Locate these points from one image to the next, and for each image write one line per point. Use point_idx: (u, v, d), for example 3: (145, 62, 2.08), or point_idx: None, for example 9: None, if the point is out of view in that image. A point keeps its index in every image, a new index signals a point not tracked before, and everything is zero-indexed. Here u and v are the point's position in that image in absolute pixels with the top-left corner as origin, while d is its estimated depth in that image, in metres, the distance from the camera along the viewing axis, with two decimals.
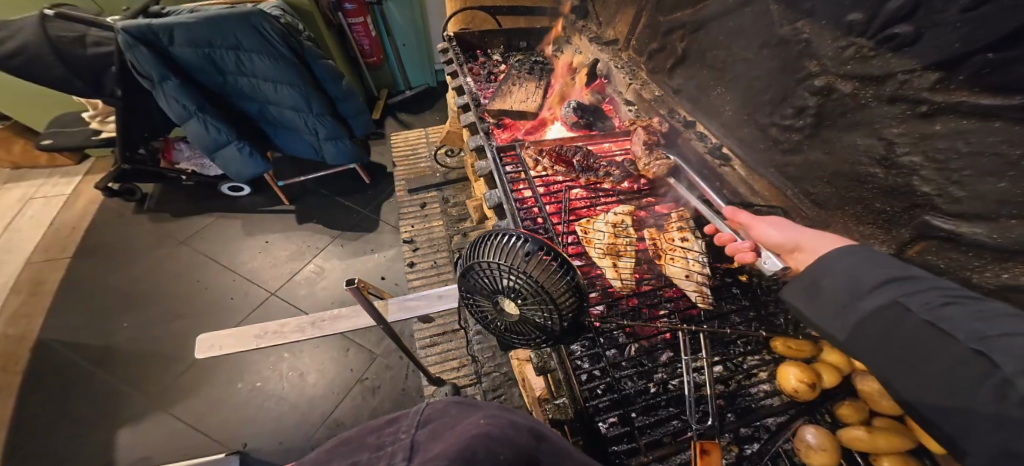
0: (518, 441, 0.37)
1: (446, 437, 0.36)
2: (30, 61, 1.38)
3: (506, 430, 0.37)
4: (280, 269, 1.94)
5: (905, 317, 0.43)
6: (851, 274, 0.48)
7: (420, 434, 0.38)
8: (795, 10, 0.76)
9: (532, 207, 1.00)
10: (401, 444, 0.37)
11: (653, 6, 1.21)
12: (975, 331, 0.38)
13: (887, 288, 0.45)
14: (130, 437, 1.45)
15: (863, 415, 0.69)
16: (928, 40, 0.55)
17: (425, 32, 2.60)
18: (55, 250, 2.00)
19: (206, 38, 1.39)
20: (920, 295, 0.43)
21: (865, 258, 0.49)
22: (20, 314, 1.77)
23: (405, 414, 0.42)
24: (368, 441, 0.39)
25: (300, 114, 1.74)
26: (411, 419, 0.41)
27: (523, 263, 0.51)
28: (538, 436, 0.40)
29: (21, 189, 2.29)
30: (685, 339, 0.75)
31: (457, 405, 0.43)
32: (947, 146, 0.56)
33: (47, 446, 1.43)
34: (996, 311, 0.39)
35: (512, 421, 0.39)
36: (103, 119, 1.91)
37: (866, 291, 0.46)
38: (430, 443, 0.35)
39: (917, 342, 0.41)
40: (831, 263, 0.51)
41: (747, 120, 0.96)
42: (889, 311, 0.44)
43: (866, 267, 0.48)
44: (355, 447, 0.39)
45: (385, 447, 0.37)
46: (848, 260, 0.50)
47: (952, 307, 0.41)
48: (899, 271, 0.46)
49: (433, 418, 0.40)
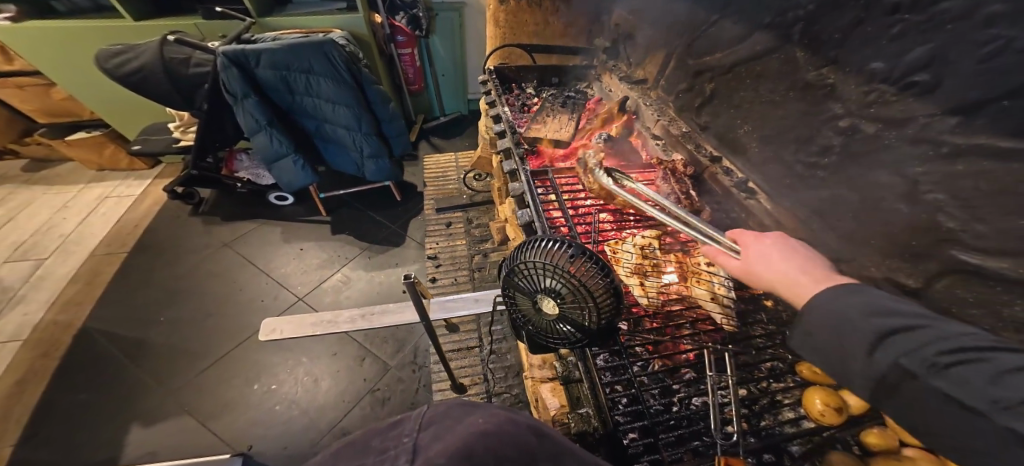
0: (518, 438, 0.40)
1: (447, 436, 0.40)
2: (145, 78, 1.64)
3: (506, 428, 0.41)
4: (312, 275, 2.05)
5: (919, 383, 0.39)
6: (847, 325, 0.45)
7: (422, 437, 0.43)
8: (819, 59, 0.84)
9: (561, 226, 1.07)
10: (404, 446, 0.42)
11: (683, 50, 1.31)
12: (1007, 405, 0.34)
13: (894, 345, 0.41)
14: (149, 427, 1.51)
15: (892, 444, 0.68)
16: (947, 87, 0.61)
17: (464, 65, 2.84)
18: (116, 245, 2.20)
19: (286, 63, 1.61)
20: (921, 352, 0.39)
21: (862, 301, 0.45)
22: (72, 301, 1.93)
23: (408, 419, 0.48)
24: (373, 446, 0.45)
25: (351, 133, 1.92)
26: (415, 422, 0.47)
27: (566, 263, 0.57)
28: (539, 435, 0.42)
29: (100, 188, 2.57)
30: (709, 358, 0.76)
31: (459, 405, 0.48)
32: (970, 185, 0.60)
33: (77, 428, 1.50)
34: (1013, 368, 0.35)
35: (513, 419, 0.43)
36: (184, 130, 2.17)
37: (870, 351, 0.42)
38: (432, 444, 0.40)
39: (939, 413, 0.38)
40: (829, 310, 0.47)
41: (774, 157, 1.01)
42: (896, 378, 0.40)
43: (862, 315, 0.44)
44: (361, 451, 0.45)
45: (390, 450, 0.42)
46: (852, 308, 0.46)
47: (963, 367, 0.36)
48: (902, 319, 0.42)
49: (435, 419, 0.46)
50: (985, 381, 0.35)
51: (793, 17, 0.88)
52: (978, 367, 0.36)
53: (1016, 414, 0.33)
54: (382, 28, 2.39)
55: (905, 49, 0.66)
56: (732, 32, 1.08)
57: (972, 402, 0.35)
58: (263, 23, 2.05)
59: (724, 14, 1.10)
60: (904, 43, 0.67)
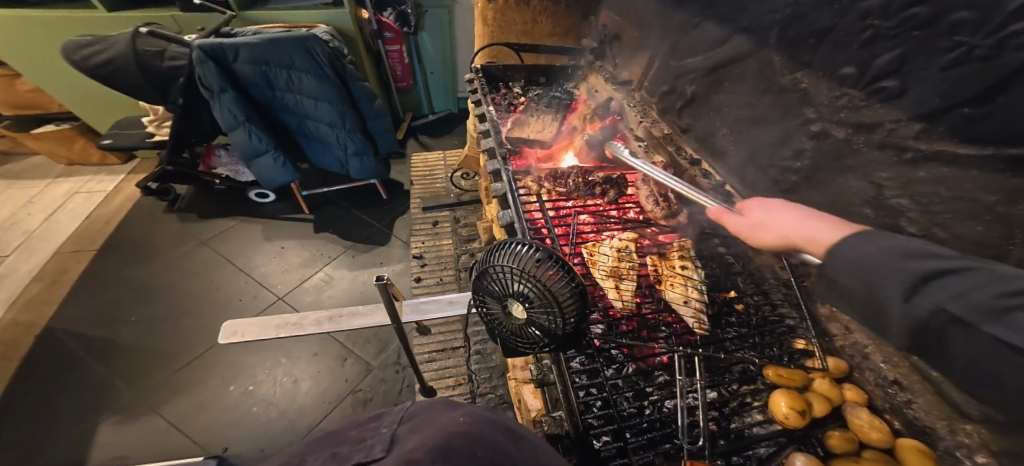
0: (494, 437, 0.39)
1: (425, 431, 0.40)
2: (115, 70, 1.58)
3: (484, 427, 0.40)
4: (291, 274, 2.00)
5: (967, 333, 0.38)
6: (875, 274, 0.45)
7: (401, 430, 0.43)
8: (795, 63, 0.85)
9: (541, 228, 1.06)
10: (382, 437, 0.41)
11: (666, 53, 1.32)
12: None
13: (933, 291, 0.41)
14: (114, 431, 1.45)
15: (852, 445, 0.70)
16: (913, 94, 0.62)
17: (452, 62, 2.80)
18: (85, 242, 2.11)
19: (265, 58, 1.56)
20: (970, 295, 0.38)
21: (889, 246, 0.45)
22: (37, 301, 1.84)
23: (390, 414, 0.47)
24: (351, 435, 0.44)
25: (334, 130, 1.88)
26: (396, 416, 0.46)
27: (533, 267, 0.57)
28: (519, 437, 0.42)
29: (70, 183, 2.46)
30: (680, 361, 0.78)
31: (440, 403, 0.48)
32: (931, 191, 0.61)
33: (36, 434, 1.43)
34: None
35: (493, 420, 0.42)
36: (159, 124, 2.10)
37: (908, 300, 0.42)
38: (410, 437, 0.40)
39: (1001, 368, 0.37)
40: (863, 262, 0.47)
41: (751, 160, 1.02)
42: (939, 325, 0.40)
43: (894, 260, 0.44)
44: (338, 439, 0.44)
45: (367, 439, 0.42)
46: (882, 252, 0.46)
47: (1018, 313, 0.35)
48: (946, 263, 0.41)
49: (415, 415, 0.45)
50: None
51: (772, 21, 0.89)
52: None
53: None
54: (368, 24, 2.35)
55: (875, 54, 0.67)
56: (713, 34, 1.09)
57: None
58: (244, 16, 1.99)
59: (707, 17, 1.10)
60: (874, 49, 0.68)
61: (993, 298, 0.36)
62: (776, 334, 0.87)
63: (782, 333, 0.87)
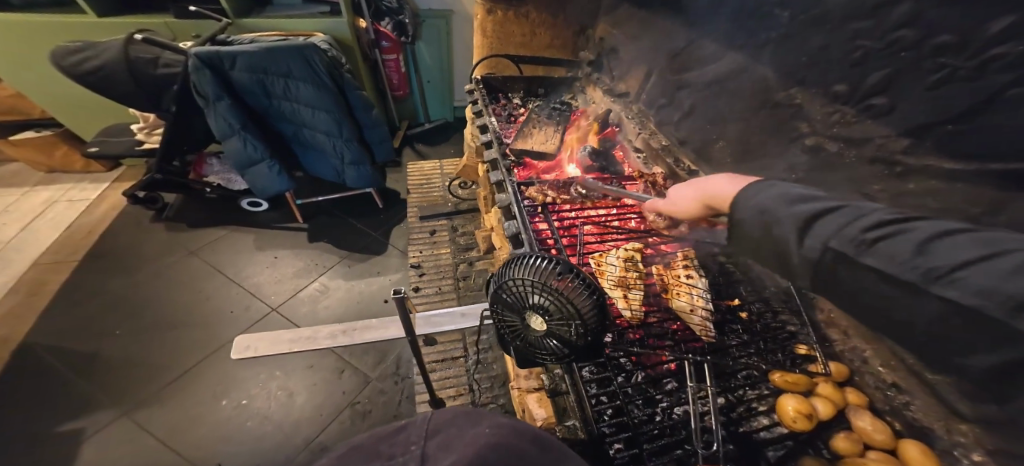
0: (521, 449, 0.40)
1: (456, 446, 0.41)
2: (106, 77, 1.55)
3: (510, 440, 0.41)
4: (285, 284, 1.97)
5: (851, 264, 0.45)
6: (771, 223, 0.53)
7: (430, 444, 0.44)
8: (789, 79, 0.89)
9: (547, 239, 1.08)
10: (412, 454, 0.43)
11: (663, 67, 1.36)
12: (930, 270, 0.39)
13: (819, 229, 0.48)
14: (96, 450, 1.38)
15: (857, 446, 0.74)
16: (901, 111, 0.66)
17: (449, 71, 2.82)
18: (66, 252, 2.04)
19: (263, 66, 1.56)
20: (844, 233, 0.45)
21: (782, 193, 0.54)
22: (14, 314, 1.77)
23: (413, 426, 0.48)
24: (380, 449, 0.45)
25: (331, 139, 1.87)
26: (420, 429, 0.47)
27: (554, 280, 0.58)
28: (543, 445, 0.43)
29: (51, 191, 2.38)
30: (689, 368, 0.79)
31: (463, 415, 0.49)
32: (920, 203, 0.65)
33: (12, 454, 1.36)
34: (933, 232, 0.41)
35: (516, 431, 0.44)
36: (149, 131, 2.05)
37: (801, 240, 0.49)
38: (439, 454, 0.41)
39: (880, 292, 0.44)
40: (762, 213, 0.54)
41: (746, 171, 1.05)
42: (828, 259, 0.47)
43: (781, 206, 0.52)
44: (367, 453, 0.45)
45: (398, 457, 0.43)
46: (772, 197, 0.55)
47: (885, 241, 0.42)
48: (828, 205, 0.49)
49: (440, 428, 0.46)
50: (907, 249, 0.41)
51: (766, 39, 0.93)
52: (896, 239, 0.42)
53: (953, 282, 0.37)
54: (366, 33, 2.36)
55: (865, 73, 0.72)
56: (710, 50, 1.13)
57: (899, 275, 0.41)
58: (240, 24, 1.98)
59: (703, 33, 1.15)
60: (864, 68, 0.72)
61: (862, 231, 0.44)
62: (779, 340, 0.90)
63: (784, 339, 0.90)
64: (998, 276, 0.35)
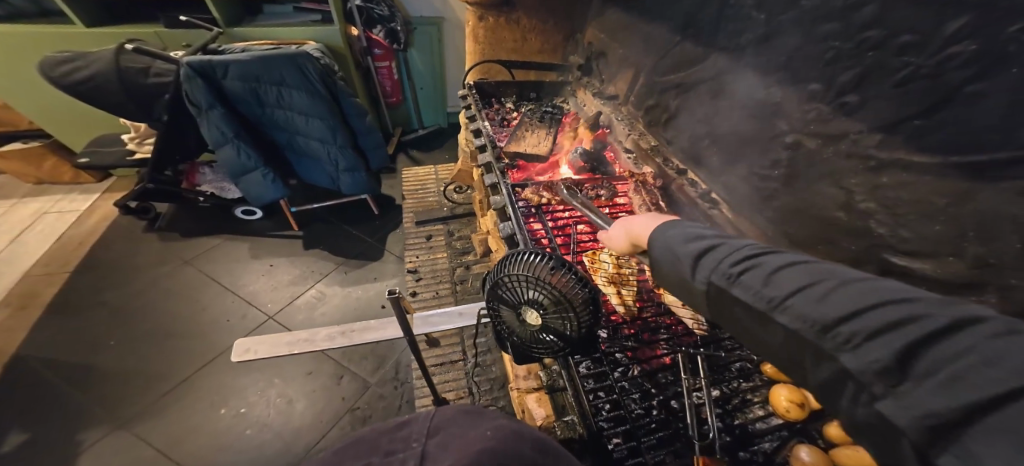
0: (519, 452, 0.41)
1: (455, 446, 0.42)
2: (96, 86, 1.54)
3: (509, 443, 0.42)
4: (281, 292, 1.96)
5: (764, 314, 0.42)
6: (671, 256, 0.53)
7: (430, 442, 0.45)
8: (767, 79, 0.93)
9: (542, 239, 1.09)
10: (413, 451, 0.43)
11: (650, 70, 1.40)
12: (772, 299, 0.41)
13: (739, 275, 0.45)
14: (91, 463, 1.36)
15: (849, 435, 0.76)
16: (873, 107, 0.70)
17: (442, 77, 2.85)
18: (57, 264, 2.01)
19: (255, 75, 1.57)
20: (722, 267, 0.47)
21: (683, 230, 0.55)
22: (4, 327, 1.74)
23: (415, 424, 0.49)
24: (380, 445, 0.46)
25: (325, 145, 1.88)
26: (421, 427, 0.48)
27: (547, 274, 0.60)
28: (541, 449, 0.44)
29: (39, 203, 2.35)
30: (684, 361, 0.81)
31: (464, 416, 0.50)
32: (894, 195, 0.68)
33: None
34: (778, 265, 0.43)
35: (517, 435, 0.45)
36: (140, 141, 2.04)
37: (721, 284, 0.46)
38: (440, 453, 0.42)
39: (784, 344, 0.41)
40: (683, 255, 0.52)
41: (731, 169, 1.08)
42: (743, 306, 0.44)
43: (704, 252, 0.49)
44: (368, 449, 0.46)
45: (398, 453, 0.44)
46: (676, 233, 0.55)
47: (795, 296, 0.40)
48: (710, 240, 0.51)
49: (441, 427, 0.47)
50: (763, 282, 0.43)
51: (746, 41, 0.97)
52: (808, 290, 0.39)
53: (787, 310, 0.40)
54: (358, 41, 2.37)
55: (837, 72, 0.75)
56: (693, 52, 1.17)
57: (754, 304, 0.43)
58: (231, 32, 1.99)
59: (687, 36, 1.19)
60: (836, 67, 0.76)
61: (733, 265, 0.46)
62: None
63: None
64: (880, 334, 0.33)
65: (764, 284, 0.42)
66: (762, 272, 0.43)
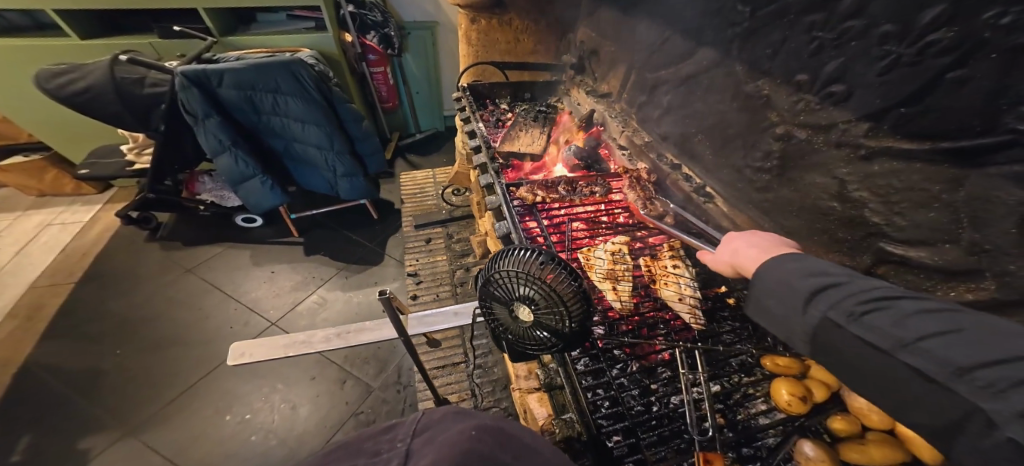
0: (498, 459, 0.41)
1: (436, 444, 0.42)
2: (93, 98, 1.56)
3: (488, 447, 0.42)
4: (283, 298, 1.97)
5: (842, 333, 0.43)
6: (783, 289, 0.50)
7: (415, 441, 0.45)
8: (755, 72, 0.93)
9: (538, 237, 1.09)
10: (397, 450, 0.44)
11: (641, 67, 1.40)
12: (899, 340, 0.39)
13: (821, 300, 0.46)
14: None
15: (853, 428, 0.75)
16: (858, 97, 0.70)
17: (437, 81, 2.87)
18: (62, 275, 2.03)
19: (251, 83, 1.58)
20: (842, 304, 0.44)
21: (794, 267, 0.51)
22: (11, 339, 1.75)
23: (402, 426, 0.49)
24: (366, 447, 0.46)
25: (323, 151, 1.90)
26: (408, 428, 0.48)
27: (538, 270, 0.61)
28: (520, 457, 0.43)
29: (42, 215, 2.37)
30: (682, 356, 0.81)
31: (453, 414, 0.50)
32: (886, 183, 0.68)
33: None
34: (913, 309, 0.40)
35: (497, 440, 0.44)
36: (139, 151, 2.06)
37: (802, 308, 0.48)
38: (421, 451, 0.42)
39: (870, 365, 0.41)
40: (770, 283, 0.52)
41: (725, 162, 1.08)
42: (825, 328, 0.45)
43: (792, 279, 0.50)
44: (354, 451, 0.46)
45: (384, 452, 0.44)
46: (782, 271, 0.52)
47: (873, 315, 0.41)
48: (830, 278, 0.47)
49: (428, 426, 0.48)
50: (893, 325, 0.40)
51: (732, 34, 0.97)
52: (890, 312, 0.41)
53: (917, 352, 0.37)
54: (352, 47, 2.38)
55: (823, 62, 0.76)
56: (681, 48, 1.17)
57: (881, 344, 0.40)
58: (225, 42, 2.01)
59: (676, 32, 1.19)
60: (821, 58, 0.76)
61: (857, 303, 0.43)
62: (768, 325, 0.92)
63: None
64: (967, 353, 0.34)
65: (894, 325, 0.39)
66: (896, 314, 0.40)
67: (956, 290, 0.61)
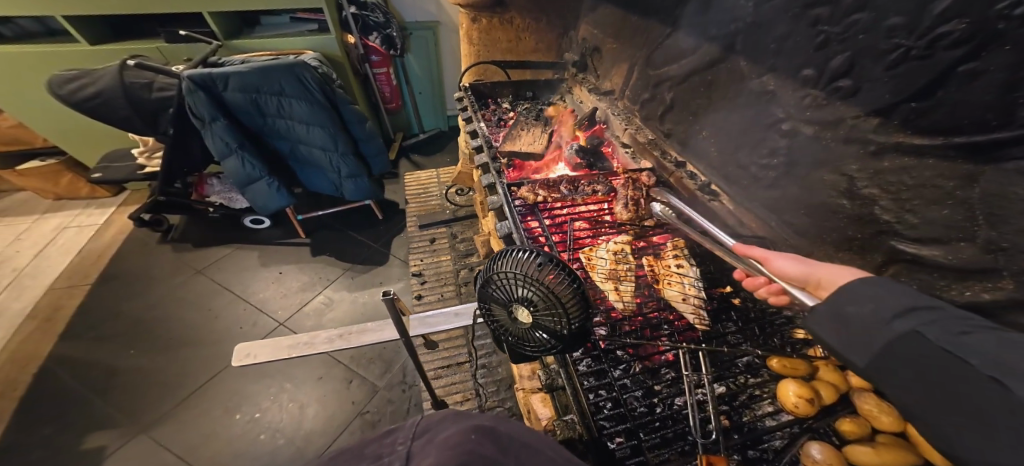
0: (499, 458, 0.41)
1: (434, 447, 0.42)
2: (104, 103, 1.60)
3: (488, 447, 0.42)
4: (290, 298, 2.00)
5: (921, 345, 0.42)
6: (867, 299, 0.49)
7: (415, 444, 0.45)
8: (760, 67, 0.91)
9: (539, 237, 1.09)
10: (398, 453, 0.44)
11: (643, 63, 1.38)
12: (995, 361, 0.37)
13: (913, 315, 0.45)
14: None
15: (863, 431, 0.73)
16: (866, 91, 0.68)
17: (440, 81, 2.87)
18: (78, 277, 2.09)
19: (255, 86, 1.60)
20: (938, 322, 0.43)
21: (889, 283, 0.49)
22: (32, 339, 1.81)
23: (403, 429, 0.49)
24: (367, 452, 0.46)
25: (327, 153, 1.91)
26: (408, 432, 0.48)
27: (536, 271, 0.61)
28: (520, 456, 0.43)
29: (59, 219, 2.44)
30: (684, 357, 0.79)
31: (453, 415, 0.50)
32: (897, 180, 0.66)
33: None
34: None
35: (498, 441, 0.44)
36: (150, 155, 2.11)
37: (887, 318, 0.46)
38: (421, 453, 0.42)
39: (944, 377, 0.40)
40: (850, 291, 0.51)
41: (730, 159, 1.05)
42: (902, 338, 0.44)
43: (884, 291, 0.48)
44: (356, 455, 0.46)
45: (385, 456, 0.44)
46: (874, 284, 0.50)
47: (975, 335, 0.40)
48: (930, 301, 0.46)
49: (427, 428, 0.48)
50: (991, 348, 0.38)
51: (736, 29, 0.95)
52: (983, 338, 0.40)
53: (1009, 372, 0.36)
54: (355, 49, 2.39)
55: (829, 56, 0.74)
56: (684, 44, 1.16)
57: (970, 360, 0.38)
58: (230, 45, 2.04)
59: (678, 28, 1.17)
60: (827, 51, 0.74)
61: (959, 325, 0.41)
62: (775, 326, 0.90)
63: (782, 325, 0.91)
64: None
65: (997, 348, 0.38)
66: (1002, 342, 0.39)
67: (971, 290, 0.59)
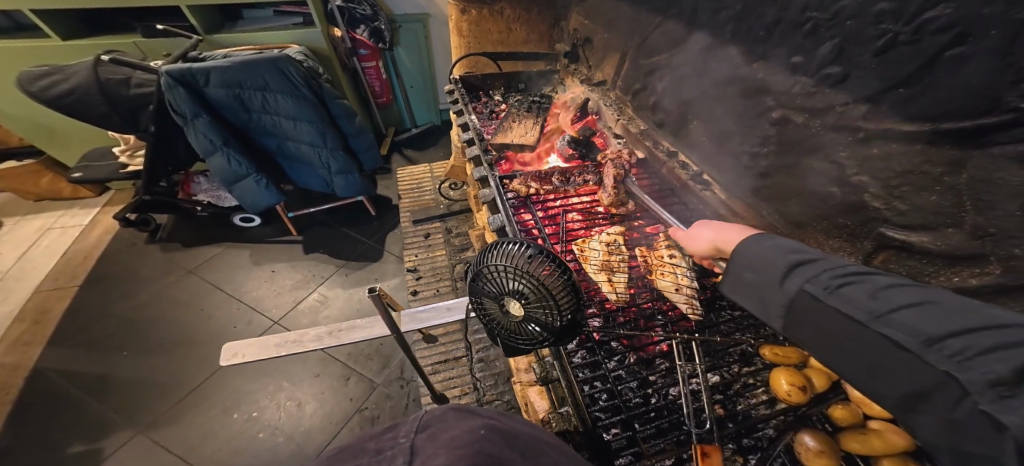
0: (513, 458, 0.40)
1: (442, 446, 0.41)
2: (80, 99, 1.55)
3: (498, 445, 0.41)
4: (284, 297, 1.98)
5: (818, 304, 0.47)
6: (764, 265, 0.54)
7: (418, 438, 0.44)
8: (750, 54, 0.90)
9: (532, 229, 1.09)
10: (400, 447, 0.42)
11: (634, 52, 1.37)
12: (872, 311, 0.42)
13: (798, 273, 0.50)
14: None
15: (855, 418, 0.75)
16: (856, 78, 0.68)
17: (430, 74, 2.83)
18: (65, 279, 2.04)
19: (238, 81, 1.55)
20: (820, 278, 0.48)
21: (776, 244, 0.55)
22: (20, 342, 1.78)
23: (404, 423, 0.48)
24: (368, 447, 0.45)
25: (316, 149, 1.88)
26: (411, 425, 0.47)
27: (526, 264, 0.60)
28: (527, 450, 0.44)
29: (41, 220, 2.38)
30: (678, 348, 0.80)
31: (455, 411, 0.49)
32: (886, 166, 0.66)
33: None
34: (887, 284, 0.44)
35: (507, 436, 0.44)
36: (131, 153, 2.06)
37: (781, 281, 0.52)
38: (427, 449, 0.41)
39: (844, 335, 0.45)
40: (748, 259, 0.57)
41: (721, 148, 1.05)
42: (801, 300, 0.49)
43: (775, 255, 0.54)
44: (355, 452, 0.44)
45: (385, 451, 0.42)
46: (763, 248, 0.56)
47: (850, 287, 0.45)
48: (808, 255, 0.51)
49: (430, 424, 0.46)
50: (866, 297, 0.43)
51: (725, 16, 0.94)
52: (861, 285, 0.45)
53: (889, 322, 0.41)
54: (342, 42, 2.36)
55: (818, 43, 0.74)
56: (674, 32, 1.14)
57: (856, 315, 0.43)
58: (210, 39, 1.99)
59: (668, 15, 1.15)
60: (816, 38, 0.74)
61: (834, 277, 0.47)
62: None
63: None
64: (928, 321, 0.38)
65: (871, 296, 0.43)
66: (872, 287, 0.44)
67: (959, 275, 0.59)
